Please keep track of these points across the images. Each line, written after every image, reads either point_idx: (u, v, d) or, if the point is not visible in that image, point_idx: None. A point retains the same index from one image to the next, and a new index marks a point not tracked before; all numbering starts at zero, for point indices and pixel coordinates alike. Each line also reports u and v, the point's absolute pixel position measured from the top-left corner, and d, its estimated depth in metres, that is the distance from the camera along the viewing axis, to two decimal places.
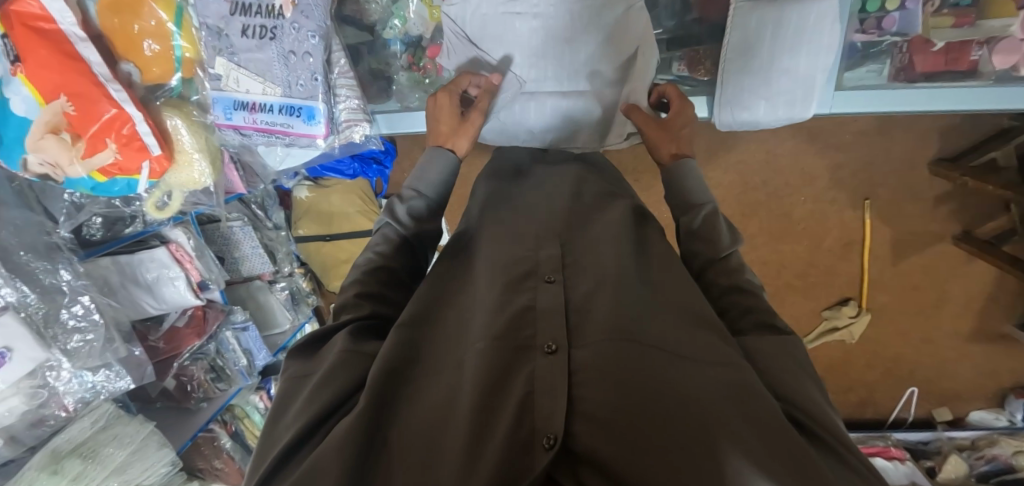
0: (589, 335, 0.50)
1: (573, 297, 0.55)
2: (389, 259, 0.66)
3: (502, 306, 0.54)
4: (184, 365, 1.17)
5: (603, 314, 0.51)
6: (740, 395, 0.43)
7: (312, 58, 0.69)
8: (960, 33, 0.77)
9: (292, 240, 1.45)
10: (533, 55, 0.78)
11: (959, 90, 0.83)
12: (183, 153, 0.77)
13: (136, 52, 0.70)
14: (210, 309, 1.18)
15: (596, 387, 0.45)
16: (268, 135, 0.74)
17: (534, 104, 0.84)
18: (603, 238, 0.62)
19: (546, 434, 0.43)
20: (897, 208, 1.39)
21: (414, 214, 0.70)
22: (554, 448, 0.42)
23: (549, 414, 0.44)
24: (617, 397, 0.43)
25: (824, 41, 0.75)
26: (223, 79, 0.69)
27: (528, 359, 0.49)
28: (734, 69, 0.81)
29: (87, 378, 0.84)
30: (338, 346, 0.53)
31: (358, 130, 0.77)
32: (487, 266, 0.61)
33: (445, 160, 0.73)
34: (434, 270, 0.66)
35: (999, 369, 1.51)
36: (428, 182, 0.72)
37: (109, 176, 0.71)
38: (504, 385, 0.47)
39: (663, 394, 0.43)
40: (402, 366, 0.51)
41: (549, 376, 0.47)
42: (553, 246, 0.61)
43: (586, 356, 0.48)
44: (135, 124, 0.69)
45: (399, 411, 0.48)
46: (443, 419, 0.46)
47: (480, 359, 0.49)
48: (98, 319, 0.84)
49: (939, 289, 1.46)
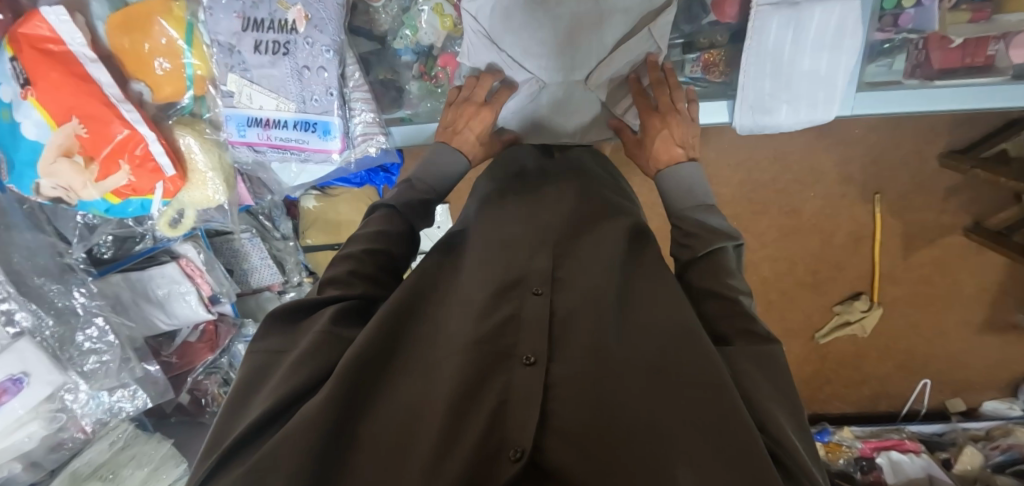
0: (571, 350, 0.51)
1: (558, 310, 0.55)
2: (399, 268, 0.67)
3: (487, 314, 0.54)
4: (199, 380, 1.18)
5: (587, 327, 0.51)
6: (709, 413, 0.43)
7: (327, 73, 0.67)
8: (978, 28, 0.76)
9: (301, 249, 1.41)
10: (560, 45, 0.74)
11: (972, 88, 0.83)
12: (195, 172, 0.74)
13: (146, 71, 0.67)
14: (222, 323, 1.17)
15: (571, 403, 0.47)
16: (283, 151, 0.72)
17: (566, 93, 0.79)
18: (596, 244, 0.60)
19: (514, 446, 0.44)
20: (907, 200, 1.39)
21: (411, 203, 0.70)
22: (521, 461, 0.43)
23: (521, 428, 0.45)
24: (587, 416, 0.45)
25: (845, 35, 0.74)
26: (235, 96, 0.69)
27: (508, 369, 0.50)
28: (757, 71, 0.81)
29: (104, 398, 0.84)
30: (319, 324, 0.53)
31: (373, 144, 0.75)
32: (474, 269, 0.61)
33: (443, 155, 0.75)
34: (423, 263, 0.65)
35: (1012, 358, 1.50)
36: (431, 174, 0.74)
37: (123, 197, 0.70)
38: (478, 395, 0.48)
39: (629, 410, 0.44)
40: (375, 360, 0.51)
41: (524, 388, 0.48)
42: (546, 258, 0.59)
43: (563, 372, 0.49)
44: (148, 144, 0.67)
45: (367, 409, 0.48)
46: (410, 422, 0.47)
47: (458, 368, 0.49)
48: (114, 340, 0.83)
49: (950, 280, 1.45)
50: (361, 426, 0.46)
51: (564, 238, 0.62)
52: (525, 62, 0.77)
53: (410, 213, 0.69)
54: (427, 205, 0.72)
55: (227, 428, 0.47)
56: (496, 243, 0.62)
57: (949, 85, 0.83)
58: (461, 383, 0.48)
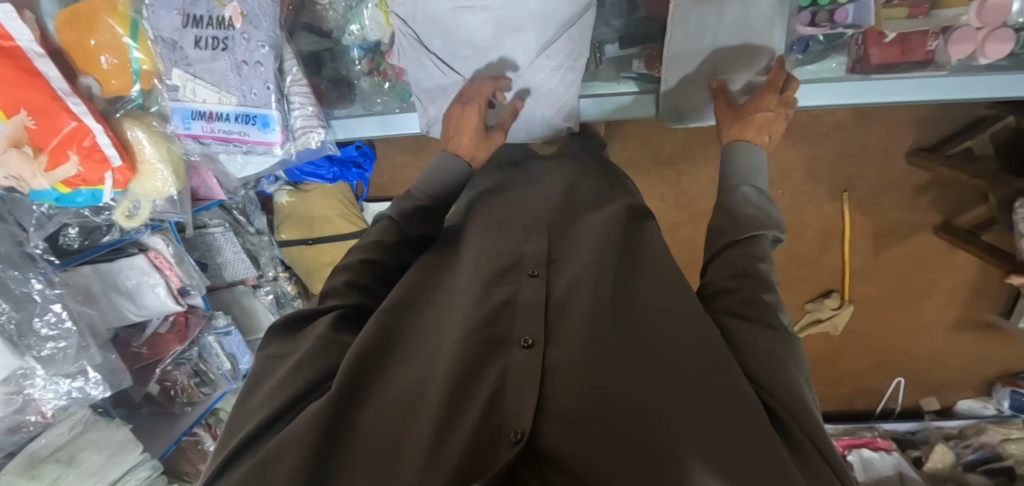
0: (567, 333, 0.51)
1: (553, 293, 0.56)
2: (385, 254, 0.63)
3: (482, 300, 0.55)
4: (167, 370, 1.19)
5: (582, 312, 0.51)
6: (710, 402, 0.42)
7: (264, 67, 0.70)
8: (915, 23, 0.77)
9: (276, 244, 1.45)
10: (487, 48, 0.71)
11: (909, 82, 0.85)
12: (145, 164, 0.78)
13: (93, 66, 0.70)
14: (192, 314, 1.20)
15: (567, 385, 0.46)
16: (227, 143, 0.76)
17: (491, 97, 0.76)
18: (587, 234, 0.62)
19: (512, 428, 0.44)
20: (876, 198, 1.39)
21: (416, 211, 0.67)
22: (520, 443, 0.42)
23: (518, 410, 0.45)
24: (586, 397, 0.44)
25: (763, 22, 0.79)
26: (180, 90, 0.71)
27: (504, 355, 0.50)
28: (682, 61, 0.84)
29: (63, 384, 0.86)
30: (319, 330, 0.54)
31: (313, 137, 0.77)
32: (472, 261, 0.62)
33: (454, 167, 0.72)
34: (424, 261, 0.65)
35: (987, 357, 1.49)
36: (431, 182, 0.69)
37: (73, 187, 0.73)
38: (476, 379, 0.48)
39: (630, 397, 0.44)
40: (375, 354, 0.52)
41: (519, 371, 0.48)
42: (541, 238, 0.62)
43: (560, 354, 0.49)
44: (95, 136, 0.70)
45: (369, 401, 0.48)
46: (409, 412, 0.47)
47: (456, 353, 0.49)
48: (71, 327, 0.85)
49: (923, 279, 1.45)
50: (362, 417, 0.47)
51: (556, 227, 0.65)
52: (452, 63, 0.74)
53: (410, 224, 0.66)
54: (433, 213, 0.69)
55: (231, 428, 0.48)
56: (494, 232, 0.65)
57: (888, 79, 0.85)
58: (455, 370, 0.48)
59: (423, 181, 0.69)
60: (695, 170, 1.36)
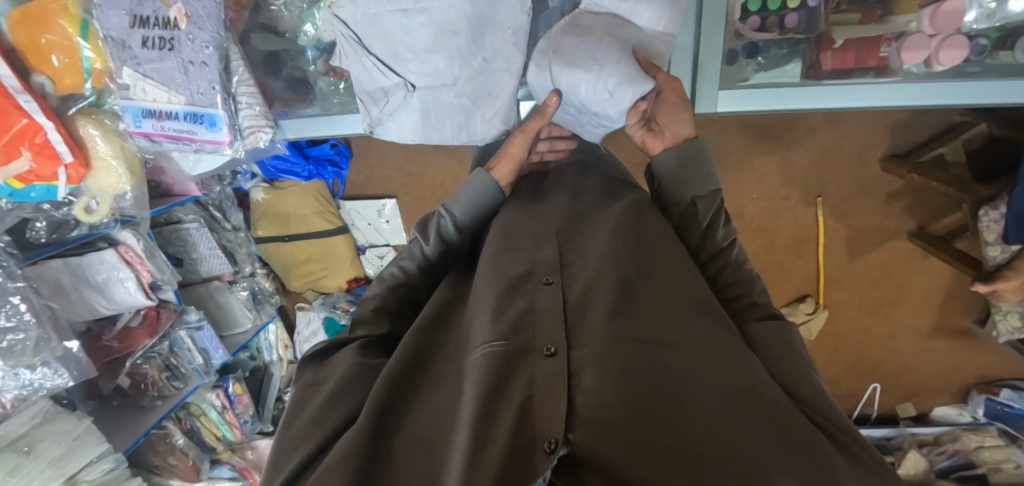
0: (587, 336, 0.51)
1: (570, 297, 0.57)
2: (412, 276, 0.69)
3: (500, 310, 0.55)
4: (137, 364, 1.20)
5: (600, 315, 0.52)
6: (749, 407, 0.44)
7: (209, 68, 0.71)
8: (869, 29, 0.79)
9: (252, 240, 1.48)
10: (425, 49, 0.69)
11: (868, 87, 0.81)
12: (98, 160, 0.79)
13: (45, 64, 0.72)
14: (163, 309, 1.21)
15: (603, 384, 0.46)
16: (178, 141, 0.77)
17: (433, 99, 0.76)
18: (594, 236, 0.64)
19: (547, 438, 0.44)
20: (850, 204, 1.38)
21: (444, 234, 0.72)
22: (555, 453, 0.43)
23: (549, 418, 0.45)
24: (620, 394, 0.45)
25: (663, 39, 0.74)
26: (131, 89, 0.72)
27: (528, 360, 0.51)
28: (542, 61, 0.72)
29: (25, 375, 0.87)
30: (348, 360, 0.57)
31: (262, 136, 0.78)
32: (487, 264, 0.62)
33: (483, 183, 0.74)
34: (449, 283, 0.70)
35: (962, 364, 1.48)
36: (462, 204, 0.73)
37: (26, 182, 0.74)
38: (506, 386, 0.48)
39: (669, 397, 0.45)
40: (406, 372, 0.54)
41: (548, 378, 0.48)
42: (552, 246, 0.63)
43: (585, 355, 0.50)
44: (46, 133, 0.72)
45: (404, 417, 0.50)
46: (443, 426, 0.48)
47: (482, 362, 0.50)
48: (31, 319, 0.87)
49: (898, 285, 1.44)
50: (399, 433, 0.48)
51: (564, 231, 0.66)
52: (394, 65, 0.74)
53: (439, 246, 0.71)
54: (461, 234, 0.73)
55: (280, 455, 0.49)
56: (502, 239, 0.65)
57: (846, 84, 0.82)
58: (485, 378, 0.48)
59: (456, 202, 0.73)
60: None
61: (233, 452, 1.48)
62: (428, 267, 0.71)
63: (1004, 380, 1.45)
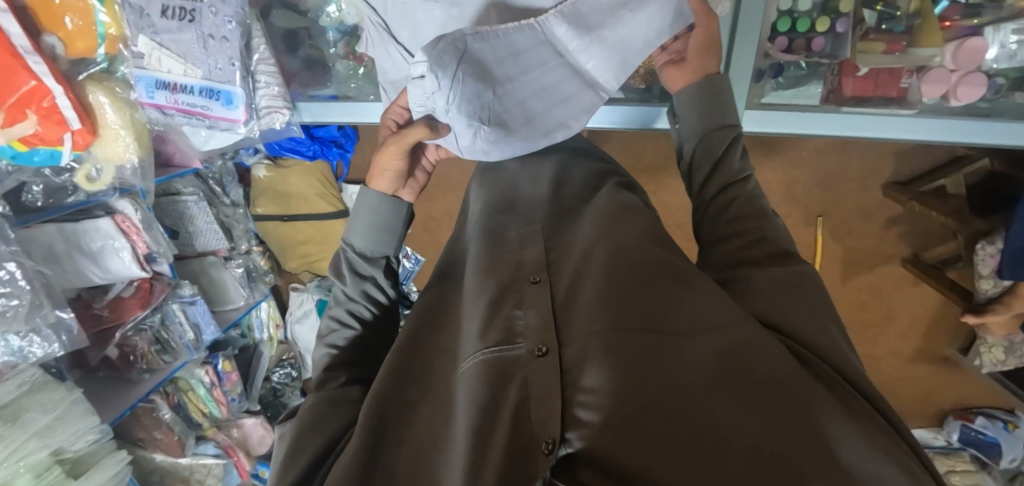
0: (576, 330, 0.48)
1: (558, 294, 0.55)
2: (346, 325, 0.69)
3: (491, 313, 0.54)
4: (127, 336, 1.18)
5: (587, 304, 0.49)
6: (755, 379, 0.37)
7: (230, 43, 0.69)
8: (892, 60, 0.78)
9: (250, 217, 1.46)
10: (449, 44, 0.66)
11: (891, 117, 0.84)
12: (107, 129, 0.78)
13: (57, 25, 0.69)
14: (157, 282, 1.19)
15: (592, 374, 0.42)
16: (190, 116, 0.75)
17: None
18: (580, 230, 0.63)
19: (545, 440, 0.41)
20: (848, 225, 1.40)
21: (354, 269, 0.70)
22: (554, 454, 0.39)
23: (546, 419, 0.42)
24: (614, 379, 0.40)
25: (582, 102, 0.63)
26: (145, 58, 0.69)
27: (519, 363, 0.49)
28: (442, 48, 0.48)
29: (13, 341, 0.86)
30: (311, 401, 0.59)
31: (279, 117, 0.78)
32: (473, 270, 0.63)
33: (370, 201, 0.70)
34: (432, 290, 0.71)
35: (941, 391, 1.52)
36: (362, 235, 0.70)
37: (30, 146, 0.72)
38: (498, 394, 0.46)
39: (666, 376, 0.39)
40: (395, 391, 0.55)
41: (541, 379, 0.46)
42: (537, 243, 0.64)
43: (574, 351, 0.46)
44: (55, 98, 0.70)
45: (400, 438, 0.51)
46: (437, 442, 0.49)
47: (471, 377, 0.49)
48: (25, 285, 0.85)
49: (887, 308, 1.47)
50: (393, 454, 0.49)
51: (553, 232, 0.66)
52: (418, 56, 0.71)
53: (354, 282, 0.69)
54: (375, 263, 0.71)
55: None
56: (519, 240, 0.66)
57: (861, 112, 0.83)
58: (474, 393, 0.48)
59: (353, 234, 0.70)
60: (672, 181, 1.38)
61: (219, 429, 1.47)
62: (362, 310, 0.70)
63: (980, 409, 1.50)
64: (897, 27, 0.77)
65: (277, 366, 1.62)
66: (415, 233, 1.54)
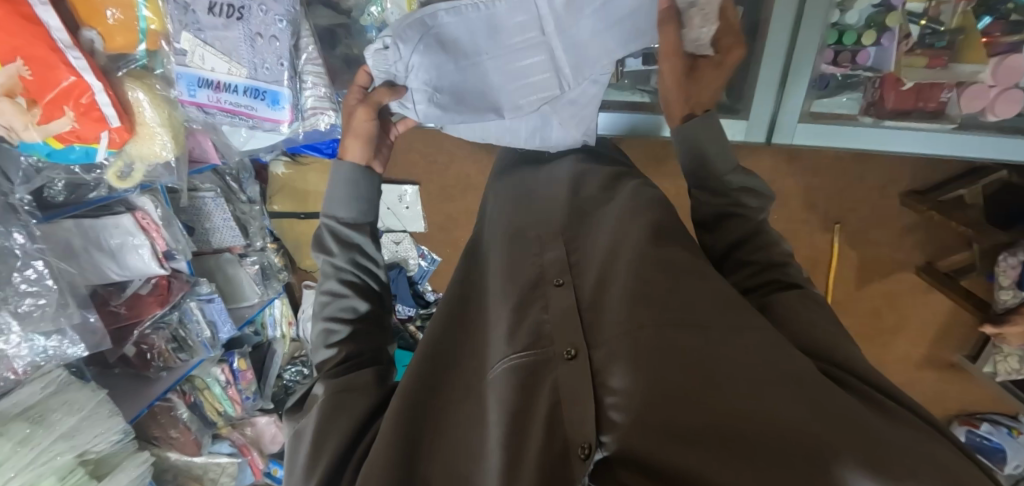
0: (606, 332, 0.47)
1: (583, 295, 0.54)
2: (345, 297, 0.64)
3: (518, 318, 0.53)
4: (145, 334, 1.16)
5: (616, 308, 0.49)
6: (796, 382, 0.38)
7: (278, 43, 0.69)
8: (935, 74, 0.78)
9: (266, 215, 1.42)
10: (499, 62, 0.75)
11: (926, 132, 0.85)
12: (143, 126, 0.76)
13: (98, 19, 0.67)
14: (175, 279, 1.17)
15: (628, 374, 0.42)
16: (232, 115, 0.74)
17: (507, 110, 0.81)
18: (602, 230, 0.62)
19: (580, 443, 0.40)
20: (865, 233, 1.41)
21: (341, 239, 0.66)
22: (591, 458, 0.39)
23: (581, 422, 0.42)
24: (651, 380, 0.40)
25: (546, 83, 0.77)
26: (188, 55, 0.68)
27: (549, 365, 0.48)
28: (408, 28, 0.69)
29: (39, 342, 0.84)
30: (324, 392, 0.55)
31: (323, 118, 0.78)
32: (498, 276, 0.63)
33: (344, 173, 0.68)
34: (453, 293, 0.70)
35: (947, 397, 1.55)
36: (343, 202, 0.67)
37: (66, 143, 0.71)
38: (529, 395, 0.45)
39: (704, 381, 0.39)
40: (422, 393, 0.53)
41: (573, 380, 0.45)
42: (558, 247, 0.62)
43: (605, 353, 0.46)
44: (94, 94, 0.68)
45: (429, 439, 0.49)
46: (472, 444, 0.47)
47: (502, 377, 0.48)
48: (52, 284, 0.83)
49: (898, 315, 1.49)
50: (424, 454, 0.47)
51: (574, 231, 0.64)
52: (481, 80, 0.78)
53: (346, 249, 0.66)
54: (362, 229, 0.68)
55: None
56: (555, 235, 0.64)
57: (902, 125, 0.85)
58: (504, 394, 0.47)
59: (333, 204, 0.67)
60: None
61: (233, 427, 1.48)
62: (355, 280, 0.66)
63: (985, 414, 1.53)
64: (940, 42, 0.76)
65: (289, 365, 1.59)
66: (432, 234, 1.52)
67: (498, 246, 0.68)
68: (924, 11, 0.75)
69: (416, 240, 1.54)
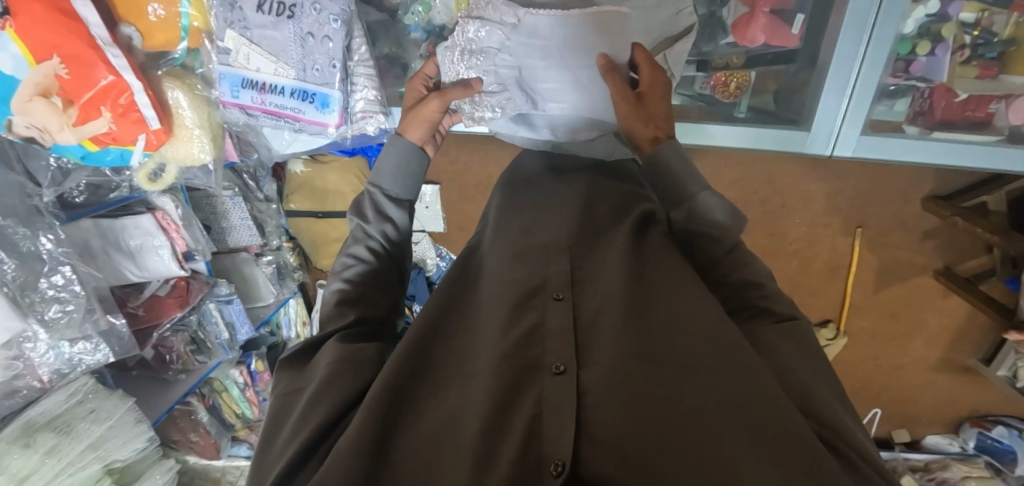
0: (598, 353, 0.46)
1: (581, 316, 0.50)
2: (370, 262, 0.63)
3: (511, 325, 0.49)
4: (164, 337, 1.12)
5: (612, 328, 0.46)
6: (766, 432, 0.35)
7: (331, 43, 0.73)
8: (985, 85, 0.77)
9: (283, 213, 1.38)
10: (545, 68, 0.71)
11: (971, 145, 0.84)
12: (182, 128, 0.74)
13: (139, 16, 0.65)
14: (194, 280, 1.13)
15: (607, 407, 0.41)
16: (277, 117, 0.78)
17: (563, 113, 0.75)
18: (610, 248, 0.56)
19: (554, 460, 0.39)
20: (886, 237, 1.40)
21: (381, 210, 0.68)
22: (563, 476, 0.38)
23: (558, 438, 0.41)
24: (625, 413, 0.40)
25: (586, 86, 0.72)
26: (232, 54, 0.72)
27: (534, 379, 0.46)
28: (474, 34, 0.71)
29: (65, 349, 0.81)
30: (327, 359, 0.50)
31: (372, 122, 0.84)
32: (496, 275, 0.57)
33: (406, 148, 0.70)
34: (447, 276, 0.61)
35: (960, 398, 1.57)
36: (389, 176, 0.70)
37: (101, 146, 0.68)
38: (509, 411, 0.43)
39: (679, 420, 0.38)
40: (404, 382, 0.47)
41: (558, 398, 0.43)
42: (564, 259, 0.56)
43: (595, 375, 0.44)
44: (133, 94, 0.65)
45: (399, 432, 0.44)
46: (445, 447, 0.42)
47: (488, 380, 0.45)
48: (80, 290, 0.79)
49: (914, 319, 1.49)
50: (391, 448, 0.43)
51: (579, 239, 0.59)
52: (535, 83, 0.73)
53: (379, 219, 0.67)
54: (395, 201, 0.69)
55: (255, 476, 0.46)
56: (582, 234, 0.60)
57: (948, 138, 0.84)
58: (488, 398, 0.43)
59: (382, 177, 0.69)
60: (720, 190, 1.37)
61: (250, 430, 1.42)
62: (383, 250, 0.66)
63: (995, 416, 1.55)
64: (990, 52, 0.75)
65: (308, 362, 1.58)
66: (452, 233, 1.50)
67: (508, 246, 0.61)
68: (977, 21, 0.74)
69: (435, 240, 1.52)
